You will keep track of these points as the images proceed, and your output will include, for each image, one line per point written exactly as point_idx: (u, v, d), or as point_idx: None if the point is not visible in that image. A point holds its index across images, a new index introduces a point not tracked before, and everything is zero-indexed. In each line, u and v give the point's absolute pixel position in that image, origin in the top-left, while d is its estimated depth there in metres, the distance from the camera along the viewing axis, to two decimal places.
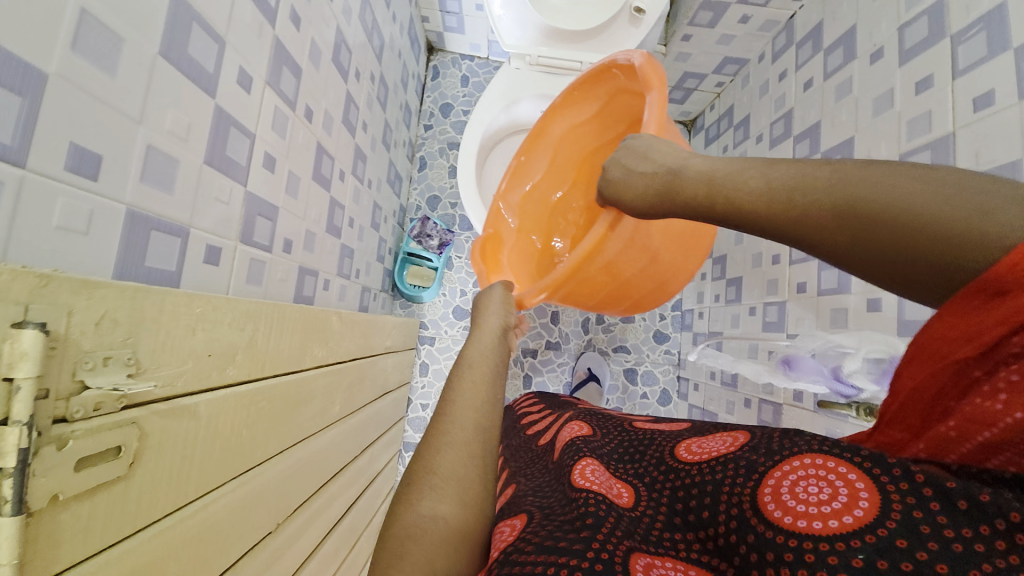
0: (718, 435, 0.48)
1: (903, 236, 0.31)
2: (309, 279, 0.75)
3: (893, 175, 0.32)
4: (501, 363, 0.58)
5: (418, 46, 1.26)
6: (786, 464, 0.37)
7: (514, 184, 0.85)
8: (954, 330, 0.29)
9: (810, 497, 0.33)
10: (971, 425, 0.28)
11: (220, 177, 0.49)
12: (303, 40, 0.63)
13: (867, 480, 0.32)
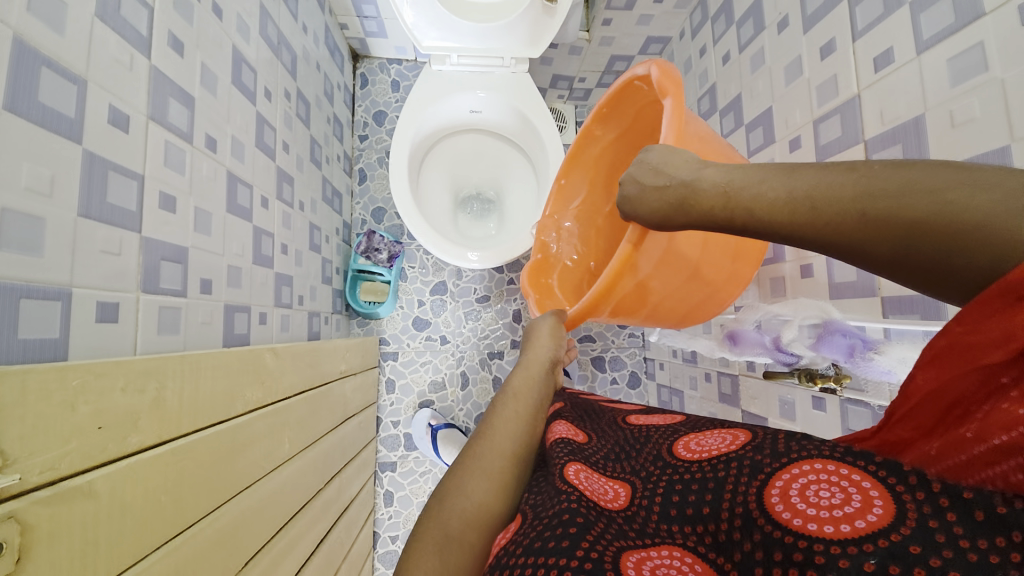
0: (717, 430, 0.47)
1: (948, 240, 0.27)
2: (240, 316, 0.71)
3: (929, 173, 0.29)
4: (542, 395, 0.64)
5: (340, 55, 1.21)
6: (792, 465, 0.36)
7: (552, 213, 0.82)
8: (971, 335, 0.26)
9: (821, 500, 0.32)
10: (993, 426, 0.27)
11: (104, 227, 0.46)
12: (189, 68, 0.59)
13: (880, 485, 0.31)
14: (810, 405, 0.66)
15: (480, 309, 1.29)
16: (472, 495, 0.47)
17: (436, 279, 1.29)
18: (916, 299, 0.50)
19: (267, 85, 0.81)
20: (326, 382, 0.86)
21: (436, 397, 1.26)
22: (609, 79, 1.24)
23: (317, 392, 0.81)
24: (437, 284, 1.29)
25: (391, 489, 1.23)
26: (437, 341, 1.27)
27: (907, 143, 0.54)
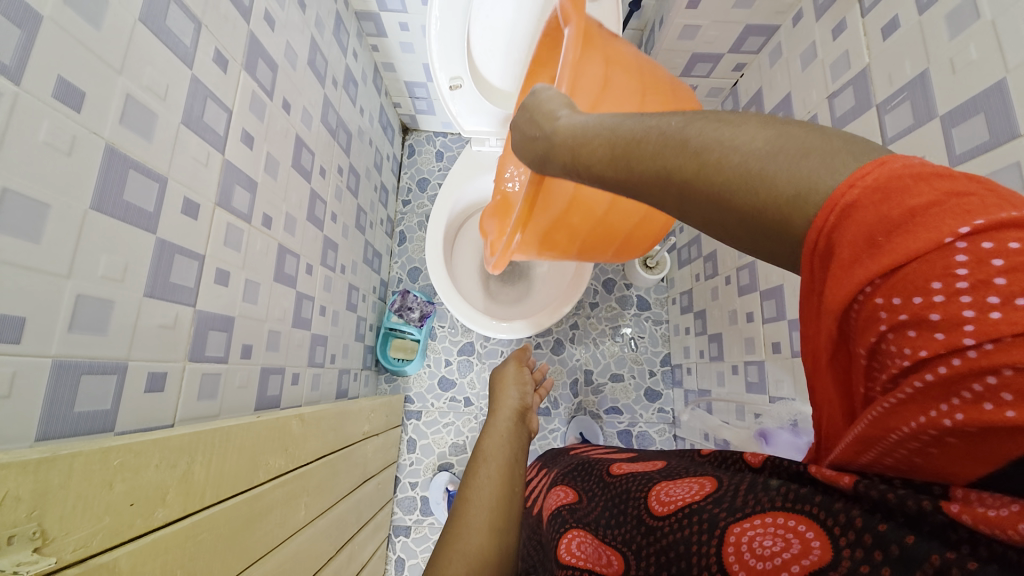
0: (685, 480, 0.45)
1: (727, 213, 0.28)
2: (274, 377, 0.75)
3: (702, 132, 0.29)
4: (521, 446, 0.72)
5: (391, 130, 1.32)
6: (748, 519, 0.35)
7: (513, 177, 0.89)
8: (810, 325, 0.27)
9: (765, 552, 0.32)
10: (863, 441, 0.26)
11: (164, 304, 0.51)
12: (257, 157, 0.67)
13: (817, 530, 0.30)
14: None
15: None
16: (469, 548, 0.52)
17: (465, 339, 1.31)
18: None
19: (323, 163, 0.90)
20: (349, 443, 0.88)
21: (456, 460, 1.24)
22: None
23: (339, 455, 0.82)
24: (465, 344, 1.31)
25: (403, 555, 1.19)
26: (461, 403, 1.28)
27: None
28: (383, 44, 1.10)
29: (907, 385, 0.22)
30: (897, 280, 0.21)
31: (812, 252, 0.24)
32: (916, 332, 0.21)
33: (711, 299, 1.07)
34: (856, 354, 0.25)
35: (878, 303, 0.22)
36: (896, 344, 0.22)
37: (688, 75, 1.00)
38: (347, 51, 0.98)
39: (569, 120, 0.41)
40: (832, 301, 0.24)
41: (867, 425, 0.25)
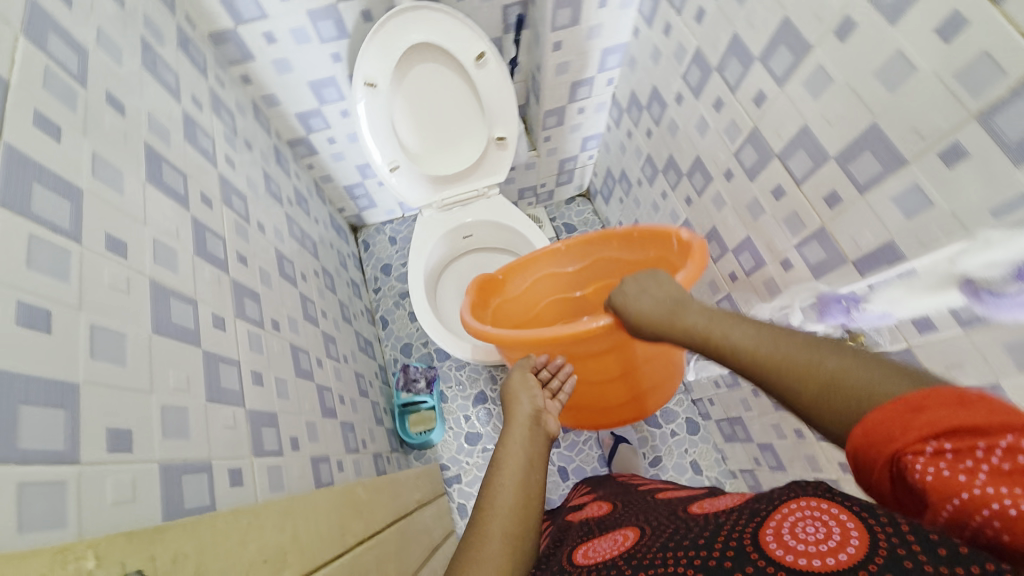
0: (731, 497, 0.56)
1: (831, 390, 0.37)
2: (323, 465, 0.77)
3: (834, 362, 0.38)
4: (538, 457, 0.63)
5: (343, 232, 1.45)
6: (783, 509, 0.42)
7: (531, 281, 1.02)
8: (871, 467, 0.33)
9: (809, 536, 0.38)
10: (935, 513, 0.31)
11: (220, 406, 0.57)
12: (252, 272, 0.75)
13: (859, 525, 0.36)
14: None
15: None
16: None
17: (474, 389, 1.36)
18: (876, 252, 0.61)
19: (302, 269, 0.99)
20: (408, 512, 0.88)
21: None
22: (565, 176, 1.50)
23: (405, 523, 0.84)
24: (476, 395, 1.35)
25: None
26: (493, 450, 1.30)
27: (807, 147, 0.67)
28: (317, 161, 1.24)
29: (965, 488, 0.29)
30: (971, 437, 0.29)
31: (900, 406, 0.32)
32: (975, 459, 0.29)
33: None
34: (910, 474, 0.31)
35: (947, 443, 0.30)
36: (959, 465, 0.30)
37: (574, 101, 1.20)
38: (290, 174, 1.12)
39: (661, 304, 0.61)
40: (900, 447, 0.31)
41: (945, 512, 0.31)
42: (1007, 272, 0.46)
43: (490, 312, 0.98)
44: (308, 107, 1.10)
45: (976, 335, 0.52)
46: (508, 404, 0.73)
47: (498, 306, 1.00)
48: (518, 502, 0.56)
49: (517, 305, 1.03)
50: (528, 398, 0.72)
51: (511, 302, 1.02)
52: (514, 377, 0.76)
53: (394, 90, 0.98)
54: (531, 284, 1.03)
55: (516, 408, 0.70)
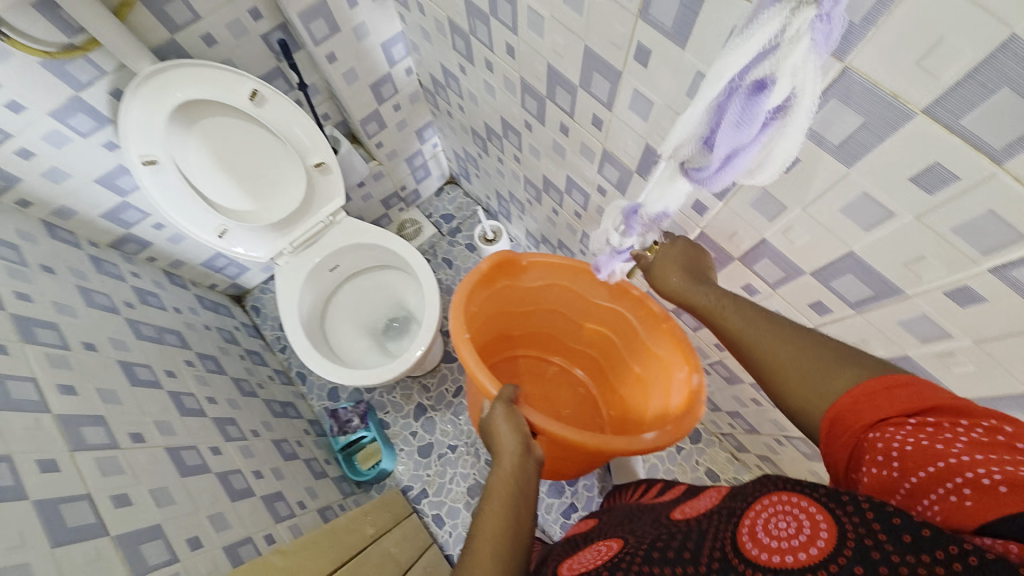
0: (704, 492, 0.53)
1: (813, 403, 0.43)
2: (245, 548, 0.75)
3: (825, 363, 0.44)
4: (530, 491, 0.57)
5: (222, 307, 1.39)
6: (759, 504, 0.39)
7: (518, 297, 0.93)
8: (856, 437, 0.39)
9: (781, 531, 0.35)
10: (908, 468, 0.34)
11: (78, 545, 0.55)
12: (88, 397, 0.72)
13: (827, 512, 0.34)
14: None
15: (462, 400, 1.36)
16: None
17: (411, 405, 1.36)
18: (642, 156, 0.66)
19: (166, 366, 0.94)
20: (362, 549, 0.88)
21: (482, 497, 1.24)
22: (421, 171, 1.50)
23: (354, 560, 0.82)
24: (415, 409, 1.35)
25: None
26: (449, 452, 1.29)
27: (560, 81, 0.70)
28: (155, 251, 1.19)
29: (941, 455, 0.33)
30: (955, 416, 0.35)
31: (887, 383, 0.39)
32: (955, 433, 0.34)
33: (537, 222, 1.25)
34: (887, 448, 0.36)
35: (930, 419, 0.36)
36: (938, 437, 0.34)
37: (384, 101, 1.19)
38: (122, 275, 1.08)
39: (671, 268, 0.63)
40: (894, 423, 0.37)
41: (918, 475, 0.34)
42: (699, 145, 0.47)
43: (492, 291, 0.88)
44: (113, 203, 1.04)
45: (730, 201, 0.58)
46: (492, 441, 0.64)
47: (505, 288, 0.90)
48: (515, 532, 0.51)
49: (519, 294, 0.94)
50: (513, 436, 0.62)
51: (518, 290, 0.93)
52: (496, 408, 0.67)
53: (182, 160, 0.93)
54: (545, 287, 0.92)
55: (501, 445, 0.62)
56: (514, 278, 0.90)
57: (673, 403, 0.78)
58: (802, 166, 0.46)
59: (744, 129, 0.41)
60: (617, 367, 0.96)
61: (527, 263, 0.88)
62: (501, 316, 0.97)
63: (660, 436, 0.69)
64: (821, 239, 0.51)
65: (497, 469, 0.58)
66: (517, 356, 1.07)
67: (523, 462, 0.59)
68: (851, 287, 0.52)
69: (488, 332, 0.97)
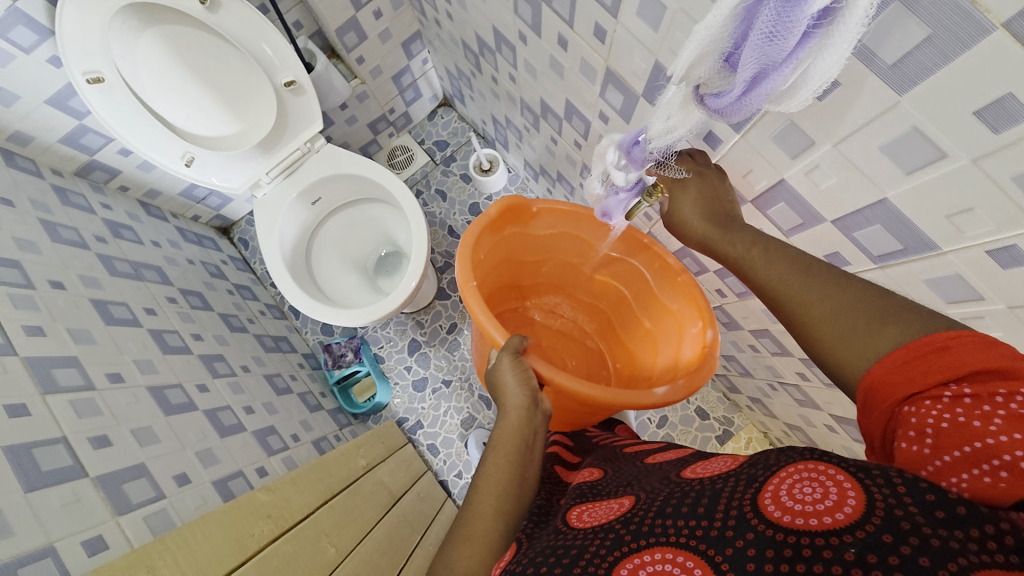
0: (722, 456, 0.43)
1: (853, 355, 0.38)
2: (235, 482, 0.76)
3: (861, 313, 0.38)
4: (536, 444, 0.53)
5: (208, 240, 1.34)
6: (783, 470, 0.34)
7: (524, 244, 0.87)
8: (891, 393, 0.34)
9: (804, 496, 0.31)
10: (943, 443, 0.30)
11: (54, 488, 0.55)
12: (59, 338, 0.70)
13: (856, 483, 0.30)
14: None
15: (456, 336, 1.34)
16: None
17: (406, 340, 1.35)
18: (651, 76, 0.56)
19: (144, 303, 0.92)
20: (354, 481, 0.91)
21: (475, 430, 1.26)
22: (411, 92, 1.36)
23: (344, 494, 0.84)
24: (409, 344, 1.35)
25: None
26: (443, 387, 1.30)
27: None
28: (126, 180, 1.12)
29: (979, 433, 0.29)
30: (994, 382, 0.30)
31: (925, 345, 0.33)
32: (993, 405, 0.29)
33: (535, 152, 1.14)
34: (919, 418, 0.32)
35: (968, 388, 0.30)
36: (975, 412, 0.30)
37: (362, 7, 1.04)
38: (92, 207, 1.01)
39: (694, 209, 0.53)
40: (927, 385, 0.32)
41: (951, 454, 0.29)
42: (720, 65, 0.38)
43: (499, 239, 0.81)
44: (70, 127, 0.95)
45: (748, 133, 0.50)
46: (496, 393, 0.58)
47: (512, 236, 0.83)
48: (518, 484, 0.48)
49: (528, 243, 0.87)
50: (519, 388, 0.56)
51: (527, 238, 0.86)
52: (502, 357, 0.59)
53: (134, 79, 0.82)
54: (554, 235, 0.85)
55: (506, 397, 0.56)
56: (522, 225, 0.83)
57: (687, 355, 0.72)
58: (841, 93, 0.38)
59: (777, 45, 0.33)
60: (625, 320, 0.90)
61: (537, 210, 0.80)
62: (508, 263, 0.90)
63: (672, 392, 0.64)
64: (851, 182, 0.44)
65: (502, 422, 0.54)
66: (520, 307, 1.01)
67: (532, 418, 0.54)
68: (877, 239, 0.46)
69: (493, 282, 0.91)
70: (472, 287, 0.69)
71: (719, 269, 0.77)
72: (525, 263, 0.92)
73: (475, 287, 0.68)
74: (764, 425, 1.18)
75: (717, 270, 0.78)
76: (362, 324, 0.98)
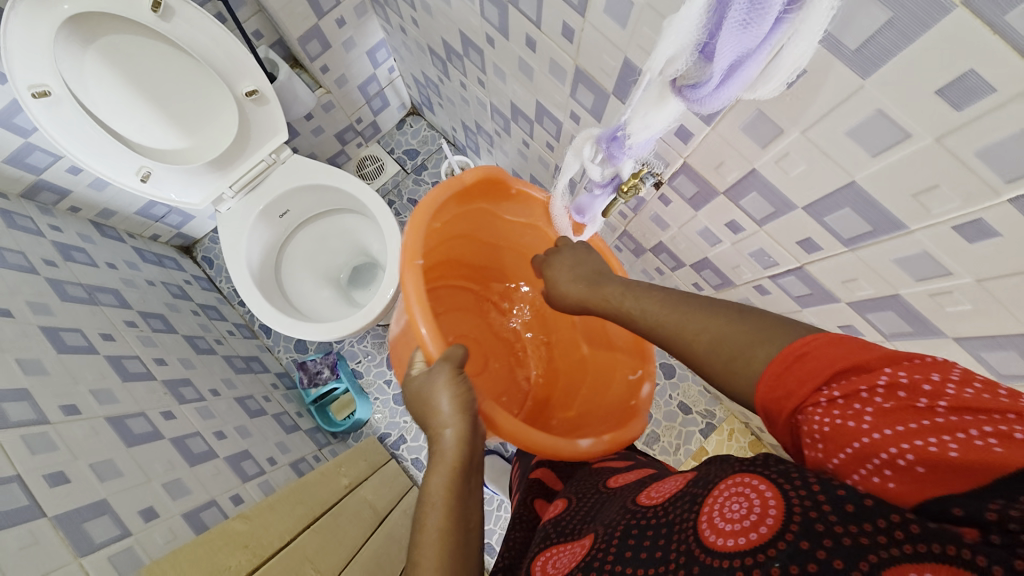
0: (672, 476, 0.45)
1: (738, 367, 0.37)
2: (209, 512, 0.72)
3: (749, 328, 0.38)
4: (476, 473, 0.47)
5: (168, 260, 1.27)
6: (715, 488, 0.36)
7: (487, 221, 0.81)
8: (779, 397, 0.34)
9: (734, 514, 0.32)
10: (832, 446, 0.31)
11: (5, 533, 0.50)
12: (5, 369, 0.64)
13: (775, 488, 0.31)
14: (662, 206, 0.72)
15: None
16: None
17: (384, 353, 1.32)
18: (621, 73, 0.56)
19: (101, 329, 0.86)
20: (337, 502, 0.87)
21: None
22: (378, 102, 1.34)
23: (326, 516, 0.81)
24: (388, 357, 1.31)
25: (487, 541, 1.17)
26: None
27: None
28: (76, 200, 1.05)
29: (856, 434, 0.30)
30: (857, 379, 0.31)
31: (788, 358, 0.34)
32: (862, 402, 0.30)
33: (507, 157, 1.14)
34: (809, 426, 0.32)
35: (837, 390, 0.31)
36: (848, 412, 0.31)
37: (325, 15, 1.02)
38: (40, 230, 0.95)
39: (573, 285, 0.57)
40: (804, 391, 0.33)
41: (843, 457, 0.30)
42: (697, 58, 0.39)
43: (463, 210, 0.76)
44: (11, 145, 0.89)
45: (719, 126, 0.51)
46: (428, 414, 0.51)
47: (480, 210, 0.78)
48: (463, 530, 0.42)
49: (494, 225, 0.82)
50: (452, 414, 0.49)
51: (494, 219, 0.81)
52: (440, 373, 0.53)
53: (82, 92, 0.78)
54: (520, 226, 0.82)
55: (440, 418, 0.49)
56: (493, 202, 0.78)
57: (624, 402, 0.72)
58: (807, 80, 0.39)
59: (751, 33, 0.34)
60: (565, 339, 0.88)
61: (515, 191, 0.77)
62: (465, 240, 0.83)
63: (595, 442, 0.62)
64: (819, 169, 0.45)
65: (437, 455, 0.47)
66: (462, 293, 0.93)
67: (470, 439, 0.48)
68: (846, 222, 0.47)
69: (445, 256, 0.83)
70: (416, 265, 0.64)
71: (695, 263, 0.78)
72: (478, 245, 0.86)
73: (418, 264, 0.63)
74: (744, 415, 1.20)
75: (692, 264, 0.79)
76: (336, 338, 0.94)
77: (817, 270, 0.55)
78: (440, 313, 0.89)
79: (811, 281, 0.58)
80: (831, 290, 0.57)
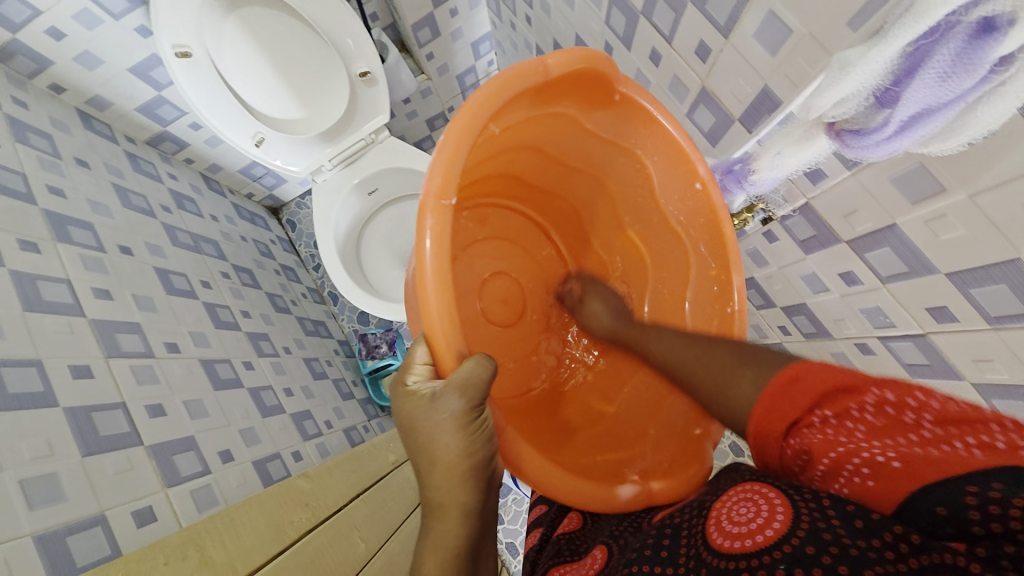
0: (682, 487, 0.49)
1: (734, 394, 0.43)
2: (272, 464, 0.76)
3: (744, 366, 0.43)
4: (479, 535, 0.42)
5: (259, 219, 1.35)
6: (727, 497, 0.40)
7: (572, 129, 0.60)
8: (778, 409, 0.37)
9: (742, 519, 0.36)
10: (817, 451, 0.34)
11: (110, 454, 0.55)
12: (124, 303, 0.71)
13: (786, 499, 0.34)
14: (765, 242, 0.68)
15: None
16: None
17: None
18: (755, 102, 0.53)
19: (201, 276, 0.93)
20: (386, 475, 0.90)
21: None
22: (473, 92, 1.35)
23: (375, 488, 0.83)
24: None
25: (511, 540, 1.16)
26: None
27: None
28: (192, 152, 1.14)
29: (851, 449, 0.32)
30: (845, 398, 0.34)
31: (782, 379, 0.38)
32: (851, 419, 0.34)
33: None
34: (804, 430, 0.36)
35: (830, 410, 0.35)
36: (840, 428, 0.34)
37: (441, 3, 1.04)
38: (160, 177, 1.04)
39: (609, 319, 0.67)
40: (806, 398, 0.36)
41: (829, 462, 0.33)
42: (866, 102, 0.36)
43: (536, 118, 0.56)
44: (148, 96, 0.98)
45: (861, 172, 0.47)
46: (427, 452, 0.42)
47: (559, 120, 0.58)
48: None
49: (573, 139, 0.62)
50: (452, 484, 0.41)
51: (573, 133, 0.61)
52: (449, 400, 0.42)
53: (218, 57, 0.85)
54: (610, 146, 0.62)
55: (441, 465, 0.41)
56: (583, 106, 0.57)
57: (682, 428, 0.57)
58: (989, 142, 0.35)
59: (949, 86, 0.31)
60: (630, 298, 0.71)
61: (614, 98, 0.56)
62: (530, 150, 0.64)
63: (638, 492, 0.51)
64: (979, 237, 0.41)
65: (433, 530, 0.41)
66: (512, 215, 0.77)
67: (476, 505, 0.41)
68: (999, 298, 0.42)
69: (500, 165, 0.65)
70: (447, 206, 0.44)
71: (788, 306, 0.72)
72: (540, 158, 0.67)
73: (449, 205, 0.44)
74: None
75: (785, 306, 0.73)
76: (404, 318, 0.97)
77: (944, 342, 0.50)
78: (483, 236, 0.75)
79: (931, 352, 0.53)
80: (954, 366, 0.51)
